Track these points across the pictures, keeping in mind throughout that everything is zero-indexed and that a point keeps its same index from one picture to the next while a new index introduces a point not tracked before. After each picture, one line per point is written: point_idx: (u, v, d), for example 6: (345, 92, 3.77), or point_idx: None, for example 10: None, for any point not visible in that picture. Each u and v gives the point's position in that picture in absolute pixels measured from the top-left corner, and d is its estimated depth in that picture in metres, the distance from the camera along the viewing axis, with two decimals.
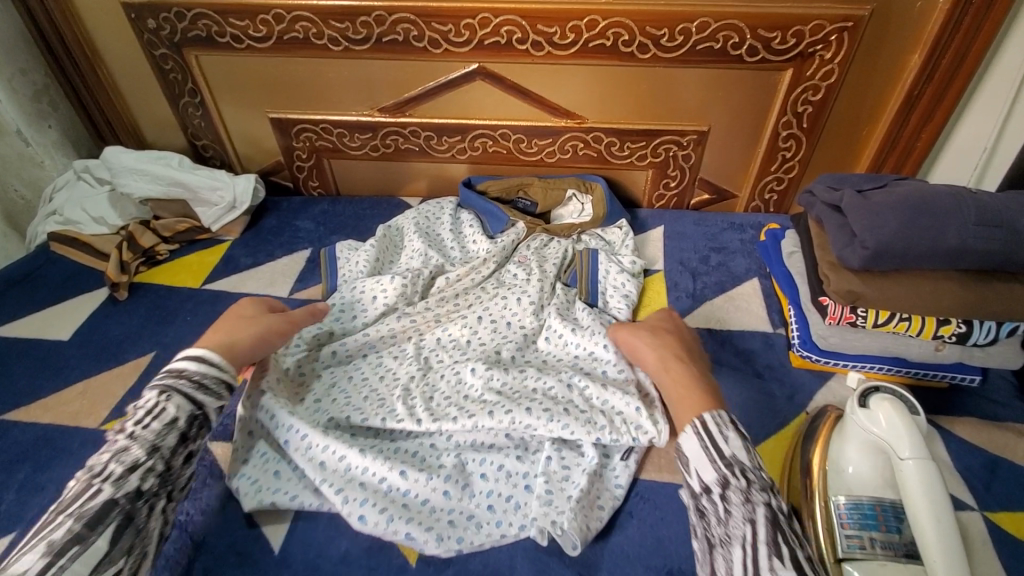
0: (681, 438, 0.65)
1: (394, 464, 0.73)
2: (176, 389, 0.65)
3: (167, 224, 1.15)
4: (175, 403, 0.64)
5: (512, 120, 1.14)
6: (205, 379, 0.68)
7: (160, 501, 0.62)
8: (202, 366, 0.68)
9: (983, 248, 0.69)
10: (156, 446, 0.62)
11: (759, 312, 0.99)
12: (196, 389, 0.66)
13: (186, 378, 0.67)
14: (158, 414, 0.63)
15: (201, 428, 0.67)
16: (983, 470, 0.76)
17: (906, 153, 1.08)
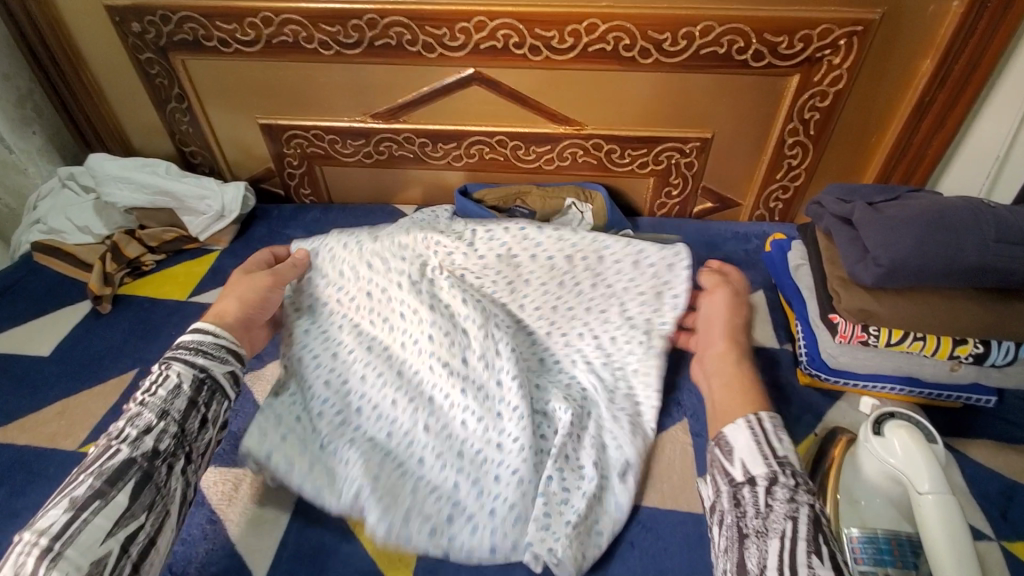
0: (730, 430, 0.65)
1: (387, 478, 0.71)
2: (176, 358, 0.70)
3: (154, 233, 1.12)
4: (175, 370, 0.68)
5: (510, 127, 1.10)
6: (203, 344, 0.72)
7: (179, 462, 0.65)
8: (198, 335, 0.72)
9: (1003, 267, 0.66)
10: (165, 410, 0.65)
11: (765, 326, 0.95)
12: (196, 355, 0.70)
13: (183, 347, 0.71)
14: (162, 381, 0.67)
15: (213, 393, 0.70)
16: (1001, 497, 0.72)
17: (915, 161, 1.05)
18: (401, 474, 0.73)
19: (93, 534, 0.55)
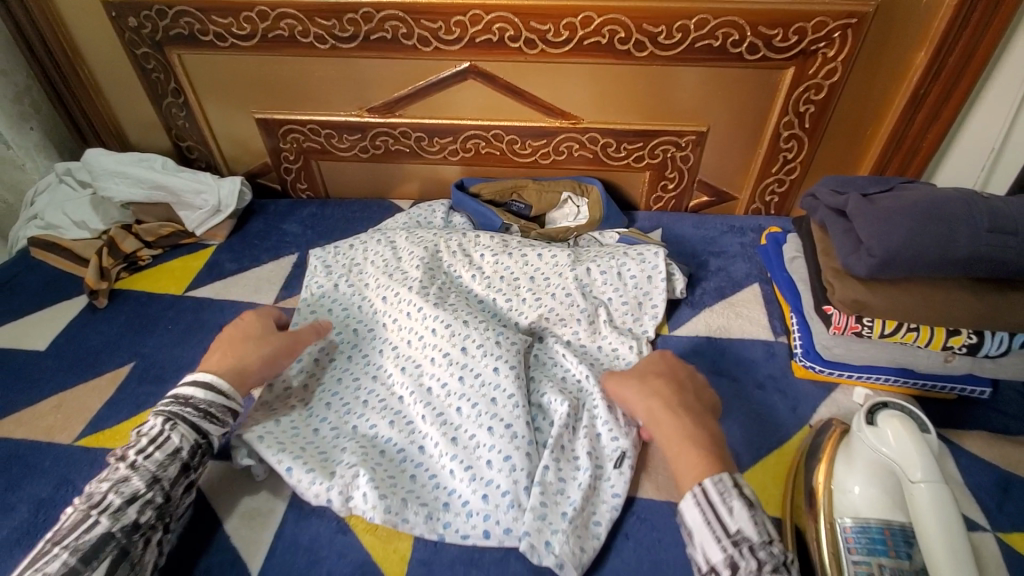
0: (680, 506, 0.61)
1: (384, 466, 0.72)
2: (181, 417, 0.68)
3: (150, 228, 1.12)
4: (179, 433, 0.67)
5: (506, 121, 1.10)
6: (211, 408, 0.71)
7: (156, 533, 0.64)
8: (209, 394, 0.71)
9: (997, 257, 0.66)
10: (156, 478, 0.64)
11: (760, 319, 0.95)
12: (202, 418, 0.70)
13: (191, 407, 0.70)
14: (161, 443, 0.66)
15: (204, 456, 0.70)
16: (995, 488, 0.72)
17: (910, 155, 1.05)
18: (400, 461, 0.75)
19: None
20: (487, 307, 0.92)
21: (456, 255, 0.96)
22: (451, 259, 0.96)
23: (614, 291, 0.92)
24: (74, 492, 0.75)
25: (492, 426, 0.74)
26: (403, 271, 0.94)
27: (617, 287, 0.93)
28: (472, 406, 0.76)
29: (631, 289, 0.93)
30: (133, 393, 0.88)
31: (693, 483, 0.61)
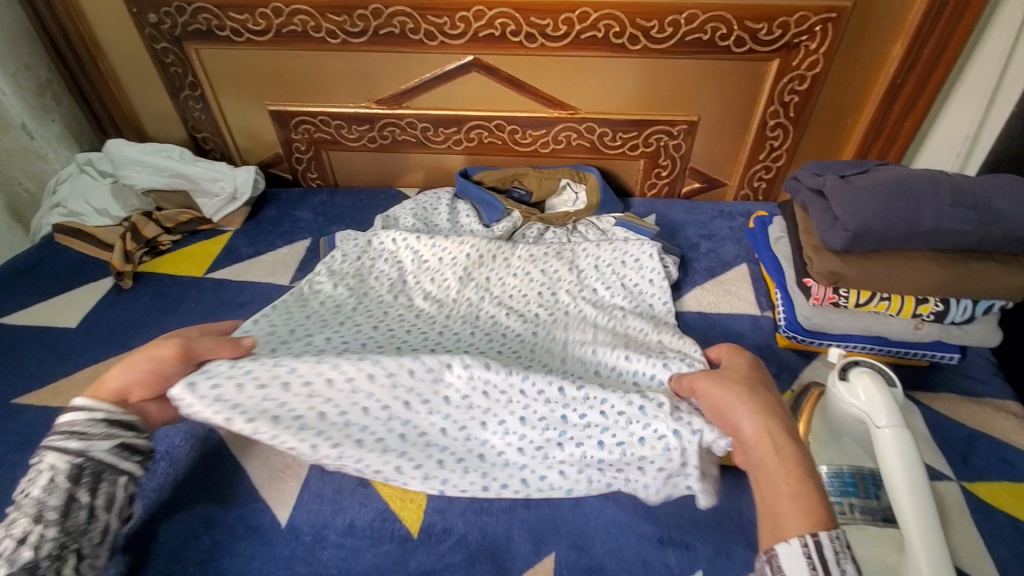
0: (780, 552, 0.51)
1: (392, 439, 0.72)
2: (48, 446, 0.61)
3: (170, 215, 1.18)
4: (47, 463, 0.60)
5: (507, 112, 1.16)
6: (76, 425, 0.62)
7: (69, 563, 0.58)
8: (72, 414, 0.63)
9: (959, 229, 0.72)
10: (39, 512, 0.58)
11: (748, 296, 1.02)
12: (68, 439, 0.62)
13: (59, 433, 0.62)
14: (36, 479, 0.60)
15: (98, 476, 0.62)
16: (962, 443, 0.79)
17: (891, 141, 1.11)
18: None
19: None
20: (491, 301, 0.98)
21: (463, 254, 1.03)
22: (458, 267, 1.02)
23: (623, 298, 0.98)
24: None
25: None
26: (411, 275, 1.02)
27: (620, 292, 0.99)
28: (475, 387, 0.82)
29: (635, 296, 0.99)
30: None
31: (805, 529, 0.51)
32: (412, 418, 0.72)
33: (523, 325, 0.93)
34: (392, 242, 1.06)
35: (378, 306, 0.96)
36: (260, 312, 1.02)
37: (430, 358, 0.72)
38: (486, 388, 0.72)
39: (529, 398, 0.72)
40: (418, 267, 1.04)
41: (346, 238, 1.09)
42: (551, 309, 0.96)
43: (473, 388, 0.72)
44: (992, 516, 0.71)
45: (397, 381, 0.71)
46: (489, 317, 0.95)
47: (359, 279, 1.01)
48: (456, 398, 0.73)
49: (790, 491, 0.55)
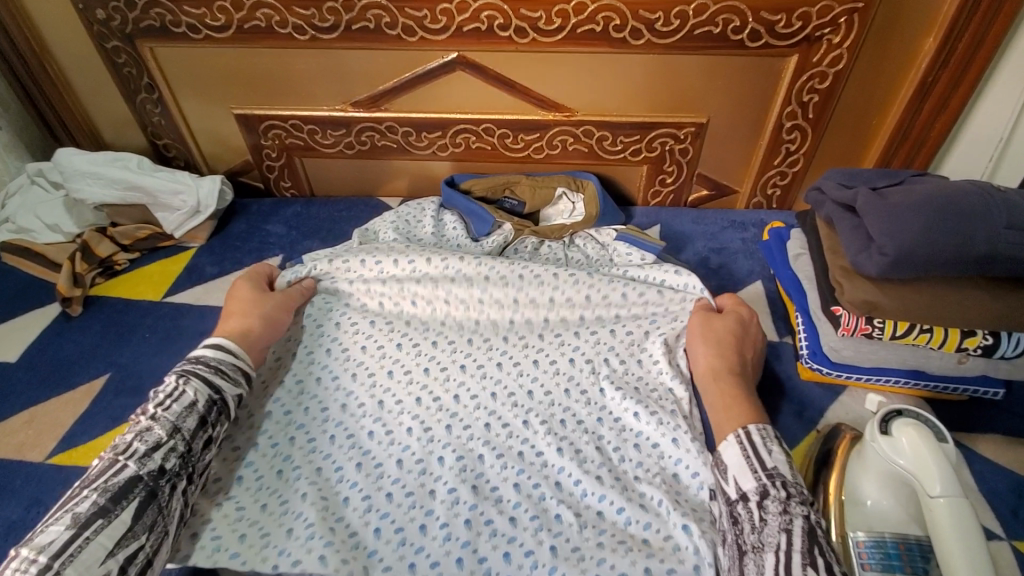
0: (723, 447, 0.67)
1: (370, 518, 0.70)
2: (193, 373, 0.70)
3: (126, 231, 1.07)
4: (192, 386, 0.68)
5: (496, 114, 1.06)
6: (222, 365, 0.73)
7: (182, 482, 0.64)
8: (217, 353, 0.73)
9: (1016, 255, 0.62)
10: (176, 427, 0.65)
11: (763, 319, 0.92)
12: (213, 374, 0.71)
13: (203, 364, 0.72)
14: (178, 397, 0.67)
15: (221, 413, 0.70)
16: (1011, 495, 0.69)
17: (917, 145, 1.01)
18: (365, 511, 0.71)
19: (93, 554, 0.55)
20: (478, 333, 0.89)
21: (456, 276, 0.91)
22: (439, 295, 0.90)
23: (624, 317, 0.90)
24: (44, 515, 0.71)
25: (476, 486, 0.72)
26: (393, 300, 0.91)
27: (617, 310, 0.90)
28: (456, 458, 0.75)
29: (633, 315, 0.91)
30: (110, 405, 0.83)
31: (739, 428, 0.67)
32: (380, 547, 0.68)
33: (519, 357, 0.86)
34: (370, 261, 0.92)
35: (356, 343, 0.87)
36: None
37: (409, 478, 0.73)
38: (469, 513, 0.70)
39: (519, 496, 0.71)
40: (410, 270, 0.94)
41: (292, 265, 0.94)
42: (554, 335, 0.88)
43: (462, 481, 0.73)
44: None
45: (383, 472, 0.74)
46: (491, 338, 0.88)
47: (343, 302, 0.92)
48: (442, 490, 0.72)
49: (742, 407, 0.70)
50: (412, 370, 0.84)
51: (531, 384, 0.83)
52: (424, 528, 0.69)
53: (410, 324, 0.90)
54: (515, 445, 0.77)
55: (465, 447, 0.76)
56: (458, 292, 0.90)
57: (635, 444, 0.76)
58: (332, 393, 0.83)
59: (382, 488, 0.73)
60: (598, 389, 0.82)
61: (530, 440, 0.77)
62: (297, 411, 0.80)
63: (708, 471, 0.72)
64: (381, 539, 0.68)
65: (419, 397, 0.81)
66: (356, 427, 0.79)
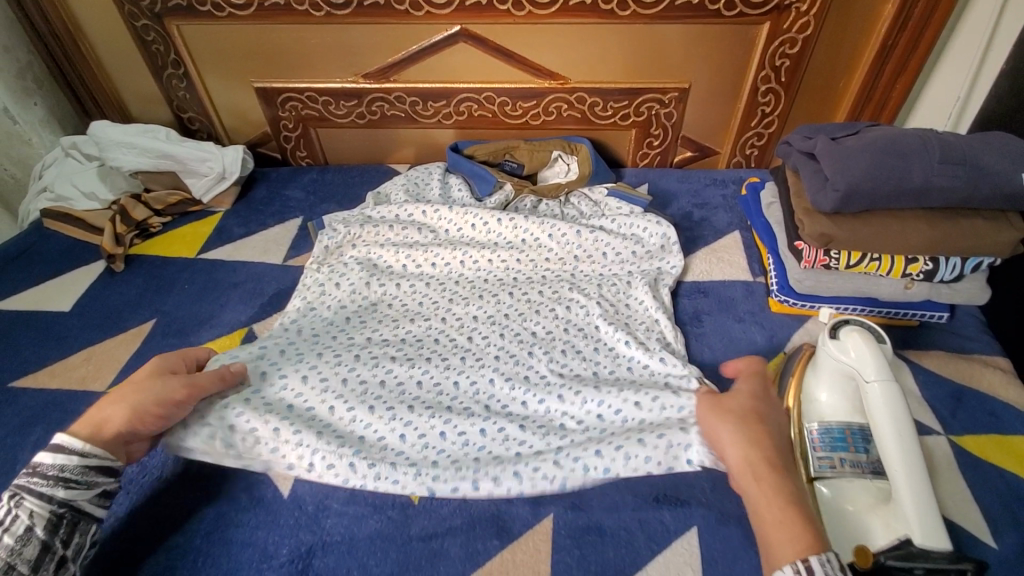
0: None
1: (395, 426, 0.78)
2: (28, 491, 0.62)
3: (159, 197, 1.18)
4: (27, 509, 0.60)
5: (497, 83, 1.15)
6: (65, 469, 0.64)
7: None
8: (59, 457, 0.64)
9: (946, 186, 0.74)
10: (11, 562, 0.57)
11: (740, 262, 1.03)
12: (55, 486, 0.63)
13: (41, 476, 0.63)
14: (10, 524, 0.59)
15: (73, 526, 0.63)
16: (951, 398, 0.80)
17: (881, 104, 1.11)
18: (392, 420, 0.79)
19: None
20: (488, 287, 1.00)
21: (470, 244, 1.05)
22: (453, 259, 1.04)
23: (607, 266, 1.02)
24: None
25: (490, 402, 0.81)
26: (416, 264, 1.04)
27: (601, 263, 1.02)
28: (472, 381, 0.84)
29: (617, 262, 1.02)
30: (159, 345, 0.94)
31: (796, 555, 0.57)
32: (406, 450, 0.76)
33: (524, 305, 0.96)
34: (395, 227, 1.08)
35: (382, 298, 0.98)
36: (254, 292, 1.03)
37: (429, 395, 0.82)
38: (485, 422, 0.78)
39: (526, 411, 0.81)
40: (428, 240, 1.07)
41: (323, 231, 1.08)
42: (553, 290, 0.98)
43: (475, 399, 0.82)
44: (980, 467, 0.72)
45: (407, 391, 0.83)
46: (499, 290, 0.99)
47: (365, 267, 1.02)
48: (459, 405, 0.81)
49: (789, 512, 0.60)
50: (430, 318, 0.94)
51: (535, 324, 0.93)
52: (444, 433, 0.77)
53: (429, 283, 1.01)
54: (522, 370, 0.85)
55: (479, 371, 0.85)
56: (470, 257, 1.04)
57: (628, 367, 0.86)
58: (358, 334, 0.92)
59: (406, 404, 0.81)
60: (594, 326, 0.92)
61: (536, 366, 0.86)
62: (329, 348, 0.90)
63: (694, 378, 0.81)
64: (407, 444, 0.77)
65: (437, 336, 0.91)
66: (381, 358, 0.87)
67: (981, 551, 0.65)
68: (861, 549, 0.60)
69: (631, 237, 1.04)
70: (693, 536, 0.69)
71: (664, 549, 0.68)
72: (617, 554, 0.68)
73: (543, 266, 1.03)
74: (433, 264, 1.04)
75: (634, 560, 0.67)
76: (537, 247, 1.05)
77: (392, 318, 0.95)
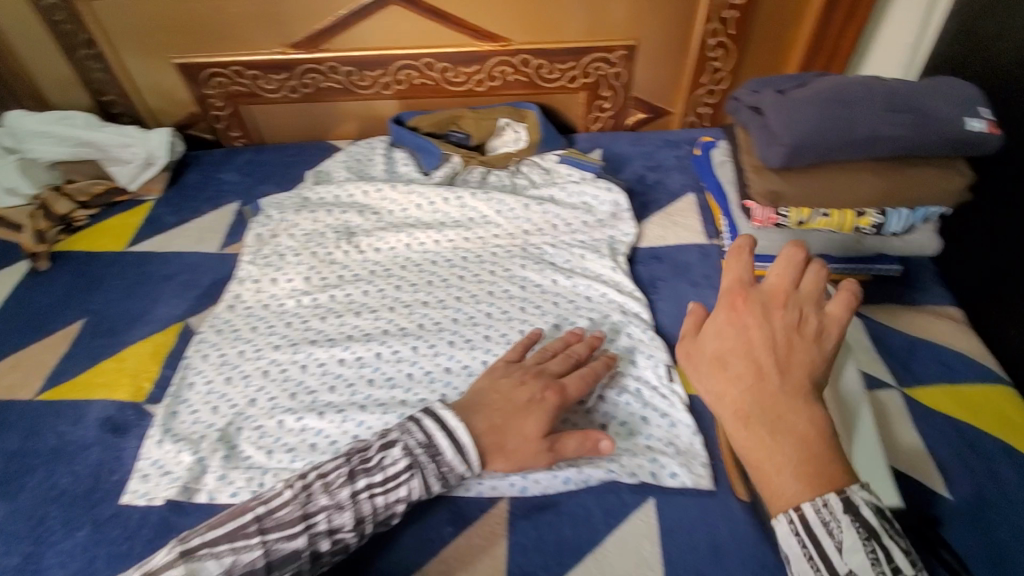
0: (772, 525, 0.47)
1: (347, 427, 0.74)
2: (421, 468, 0.61)
3: (83, 187, 1.09)
4: (409, 487, 0.60)
5: (435, 48, 1.09)
6: (451, 473, 0.62)
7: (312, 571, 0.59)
8: (455, 458, 0.61)
9: (892, 134, 0.72)
10: (362, 521, 0.59)
11: (695, 226, 1.01)
12: (439, 483, 0.62)
13: (433, 463, 0.61)
14: (393, 493, 0.60)
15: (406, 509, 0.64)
16: (903, 350, 0.80)
17: (834, 52, 1.09)
18: (342, 421, 0.75)
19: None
20: (437, 271, 0.95)
21: (418, 227, 1.00)
22: (402, 241, 0.99)
23: (564, 237, 0.98)
24: (40, 442, 0.77)
25: (447, 393, 0.78)
26: (359, 250, 0.98)
27: (552, 234, 0.98)
28: (424, 373, 0.80)
29: (571, 233, 0.98)
30: (88, 346, 0.89)
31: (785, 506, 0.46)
32: None
33: (478, 287, 0.92)
34: (335, 211, 1.02)
35: (325, 287, 0.93)
36: (189, 283, 0.97)
37: (380, 392, 0.78)
38: None
39: None
40: (372, 223, 1.02)
41: (256, 218, 1.02)
42: (505, 268, 0.94)
43: (430, 390, 0.78)
44: (931, 418, 0.72)
45: (356, 389, 0.79)
46: (449, 274, 0.94)
47: (305, 256, 0.96)
48: (413, 399, 0.77)
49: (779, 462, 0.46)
50: (377, 309, 0.89)
51: (488, 307, 0.88)
52: None
53: (375, 272, 0.96)
54: (478, 356, 0.81)
55: (432, 362, 0.81)
56: (419, 240, 0.99)
57: (592, 341, 0.83)
58: (300, 330, 0.87)
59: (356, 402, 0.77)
60: (552, 303, 0.88)
61: (493, 350, 0.82)
62: (269, 348, 0.84)
63: (662, 353, 0.81)
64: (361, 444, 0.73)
65: (386, 327, 0.87)
66: (328, 356, 0.83)
67: (932, 499, 0.65)
68: None
69: (581, 207, 1.01)
70: (650, 508, 0.68)
71: (620, 524, 0.67)
72: (574, 533, 0.66)
73: (493, 243, 0.98)
74: (383, 249, 0.99)
75: (590, 538, 0.66)
76: (491, 228, 1.00)
77: (336, 310, 0.90)
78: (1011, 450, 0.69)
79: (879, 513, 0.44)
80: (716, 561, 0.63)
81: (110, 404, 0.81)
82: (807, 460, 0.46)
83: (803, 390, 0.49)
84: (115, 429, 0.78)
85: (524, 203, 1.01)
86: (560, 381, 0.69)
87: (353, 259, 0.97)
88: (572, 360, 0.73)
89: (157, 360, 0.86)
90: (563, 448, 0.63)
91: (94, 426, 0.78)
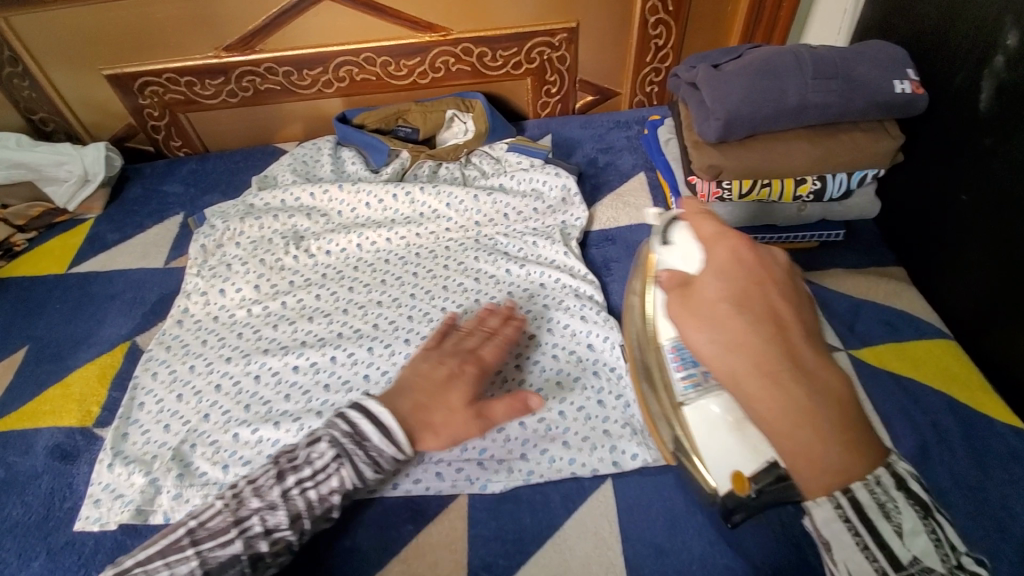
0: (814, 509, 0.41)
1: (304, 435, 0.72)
2: (349, 458, 0.59)
3: (18, 210, 1.05)
4: (340, 476, 0.59)
5: (373, 42, 1.07)
6: (381, 457, 0.60)
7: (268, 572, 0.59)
8: (382, 442, 0.59)
9: (821, 102, 0.74)
10: (297, 514, 0.59)
11: (646, 205, 1.01)
12: (372, 466, 0.60)
13: (364, 448, 0.59)
14: (323, 482, 0.59)
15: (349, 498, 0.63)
16: (849, 313, 0.81)
17: (772, 25, 1.10)
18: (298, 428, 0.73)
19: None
20: (389, 269, 0.94)
21: (368, 226, 0.99)
22: (352, 242, 0.97)
23: (515, 226, 0.97)
24: None
25: None
26: (309, 254, 0.96)
27: (504, 224, 0.98)
28: (381, 372, 0.79)
29: (523, 221, 0.98)
30: (32, 374, 0.86)
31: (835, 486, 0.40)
32: None
33: (431, 283, 0.91)
34: (282, 215, 1.00)
35: (276, 295, 0.91)
36: (135, 301, 0.95)
37: (337, 396, 0.76)
38: None
39: None
40: (321, 226, 1.00)
41: (200, 229, 1.00)
42: (458, 261, 0.93)
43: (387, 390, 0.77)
44: (877, 377, 0.74)
45: (312, 395, 0.77)
46: (403, 272, 0.93)
47: (253, 263, 0.94)
48: None
49: (815, 427, 0.39)
50: (331, 312, 0.88)
51: (443, 302, 0.87)
52: None
53: (327, 276, 0.94)
54: None
55: (388, 361, 0.80)
56: (370, 240, 0.97)
57: (548, 328, 0.82)
58: (251, 339, 0.85)
59: (312, 409, 0.75)
60: (506, 292, 0.88)
61: None
62: (220, 361, 0.83)
63: (616, 334, 0.80)
64: None
65: (340, 329, 0.86)
66: (282, 364, 0.81)
67: None
68: (737, 475, 0.51)
69: (530, 193, 1.00)
70: (609, 489, 0.69)
71: (580, 507, 0.68)
72: (534, 520, 0.67)
73: (445, 237, 0.98)
74: (334, 251, 0.97)
75: (550, 523, 0.67)
76: (442, 223, 0.99)
77: (288, 317, 0.88)
78: (950, 401, 0.71)
79: (924, 490, 0.42)
80: (673, 534, 0.65)
81: (59, 431, 0.79)
82: (853, 425, 0.40)
83: (820, 344, 0.43)
84: (64, 457, 0.76)
85: (474, 195, 1.00)
86: (478, 354, 0.67)
87: (303, 264, 0.96)
88: (488, 334, 0.71)
89: (105, 382, 0.84)
90: (492, 414, 0.61)
91: (42, 456, 0.76)
